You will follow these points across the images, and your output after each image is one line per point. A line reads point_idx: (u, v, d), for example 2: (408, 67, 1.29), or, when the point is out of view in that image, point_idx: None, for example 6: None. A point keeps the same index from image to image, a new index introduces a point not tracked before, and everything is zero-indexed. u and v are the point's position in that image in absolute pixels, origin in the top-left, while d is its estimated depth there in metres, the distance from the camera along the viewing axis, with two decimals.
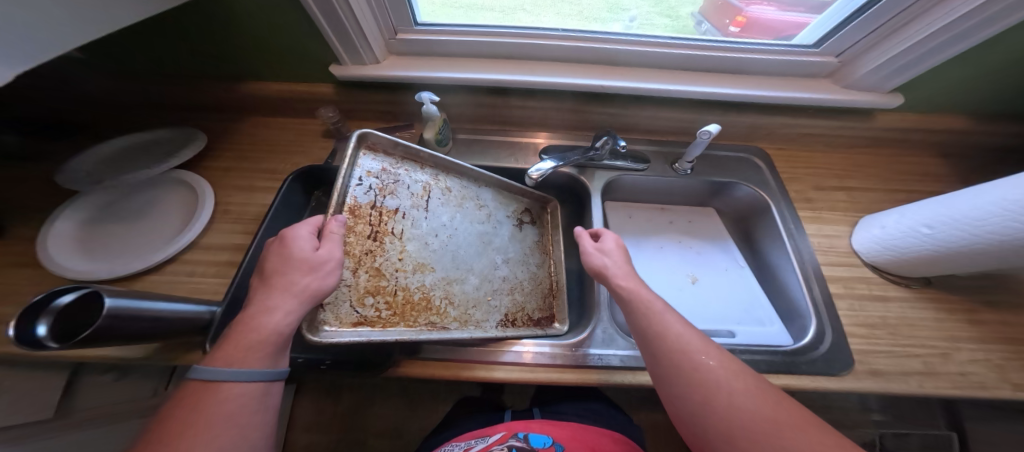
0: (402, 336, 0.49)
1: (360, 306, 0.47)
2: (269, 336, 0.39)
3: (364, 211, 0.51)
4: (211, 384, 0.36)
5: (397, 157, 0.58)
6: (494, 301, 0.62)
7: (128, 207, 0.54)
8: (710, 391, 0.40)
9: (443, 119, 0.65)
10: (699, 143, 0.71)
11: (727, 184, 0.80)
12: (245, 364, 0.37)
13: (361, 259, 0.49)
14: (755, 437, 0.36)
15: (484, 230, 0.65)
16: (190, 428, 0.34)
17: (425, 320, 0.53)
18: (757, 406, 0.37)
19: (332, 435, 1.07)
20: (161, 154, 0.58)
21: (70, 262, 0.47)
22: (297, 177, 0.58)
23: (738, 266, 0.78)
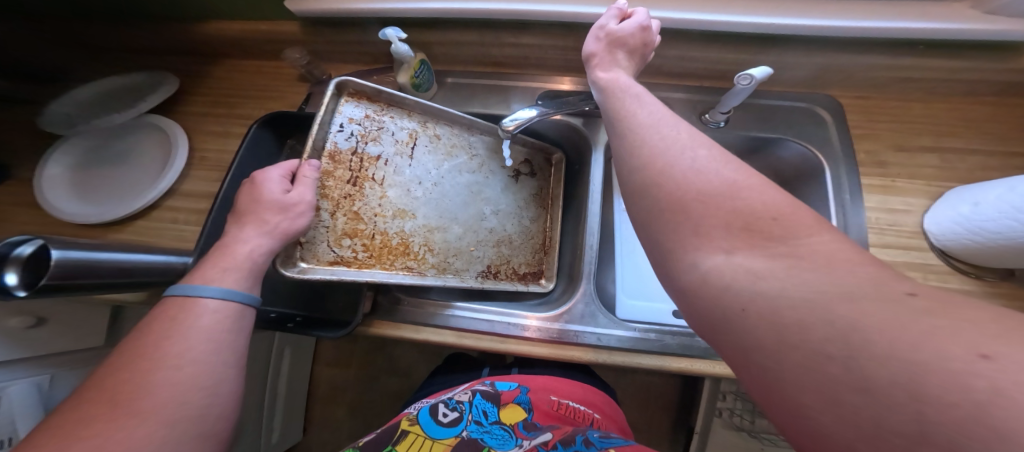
0: (375, 276, 0.50)
1: (338, 247, 0.49)
2: (242, 261, 0.41)
3: (346, 156, 0.50)
4: (186, 301, 0.38)
5: (383, 104, 0.54)
6: (476, 252, 0.60)
7: (110, 151, 0.58)
8: (671, 156, 0.30)
9: (419, 60, 0.58)
10: (738, 92, 0.56)
11: (773, 140, 0.65)
12: (228, 284, 0.40)
13: (340, 202, 0.49)
14: (708, 199, 0.27)
15: (474, 181, 0.61)
16: (165, 340, 0.35)
17: (401, 264, 0.53)
18: (728, 175, 0.28)
19: (354, 369, 1.21)
20: (133, 98, 0.59)
21: (64, 203, 0.53)
22: (264, 124, 0.56)
23: None
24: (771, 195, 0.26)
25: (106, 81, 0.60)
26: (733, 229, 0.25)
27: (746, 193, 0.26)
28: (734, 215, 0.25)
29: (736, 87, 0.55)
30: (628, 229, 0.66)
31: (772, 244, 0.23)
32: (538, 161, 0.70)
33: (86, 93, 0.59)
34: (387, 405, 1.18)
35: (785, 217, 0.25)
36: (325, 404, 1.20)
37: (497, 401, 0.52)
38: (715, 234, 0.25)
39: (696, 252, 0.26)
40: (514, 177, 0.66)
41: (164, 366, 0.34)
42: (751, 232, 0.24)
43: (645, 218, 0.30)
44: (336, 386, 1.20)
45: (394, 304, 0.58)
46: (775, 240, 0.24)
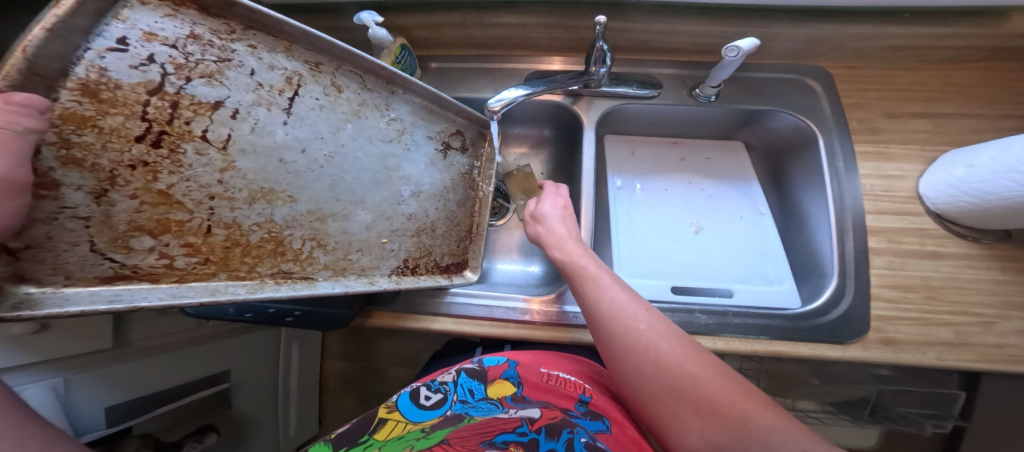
0: (221, 291, 0.32)
1: (127, 250, 0.29)
2: None
3: (139, 97, 0.30)
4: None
5: (236, 25, 0.37)
6: (388, 242, 0.46)
7: None
8: (643, 340, 0.38)
9: (399, 44, 0.56)
10: (726, 66, 0.54)
11: (765, 112, 0.63)
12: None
13: (115, 174, 0.28)
14: (678, 378, 0.35)
15: (392, 153, 0.47)
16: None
17: (269, 269, 0.36)
18: (687, 353, 0.37)
19: (358, 361, 1.20)
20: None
21: None
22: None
23: (757, 213, 0.65)
24: (727, 383, 0.35)
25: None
26: (702, 415, 0.33)
27: (714, 385, 0.34)
28: (703, 403, 0.34)
29: (724, 60, 0.52)
30: (624, 207, 0.64)
31: (735, 428, 0.32)
32: (470, 134, 0.58)
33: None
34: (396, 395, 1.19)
35: (738, 401, 0.33)
36: (337, 397, 1.20)
37: (484, 379, 0.51)
38: (691, 418, 0.34)
39: (684, 436, 0.34)
40: (440, 152, 0.53)
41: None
42: (718, 421, 0.33)
43: (637, 387, 0.37)
44: (346, 379, 1.20)
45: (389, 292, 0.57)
46: (735, 422, 0.32)
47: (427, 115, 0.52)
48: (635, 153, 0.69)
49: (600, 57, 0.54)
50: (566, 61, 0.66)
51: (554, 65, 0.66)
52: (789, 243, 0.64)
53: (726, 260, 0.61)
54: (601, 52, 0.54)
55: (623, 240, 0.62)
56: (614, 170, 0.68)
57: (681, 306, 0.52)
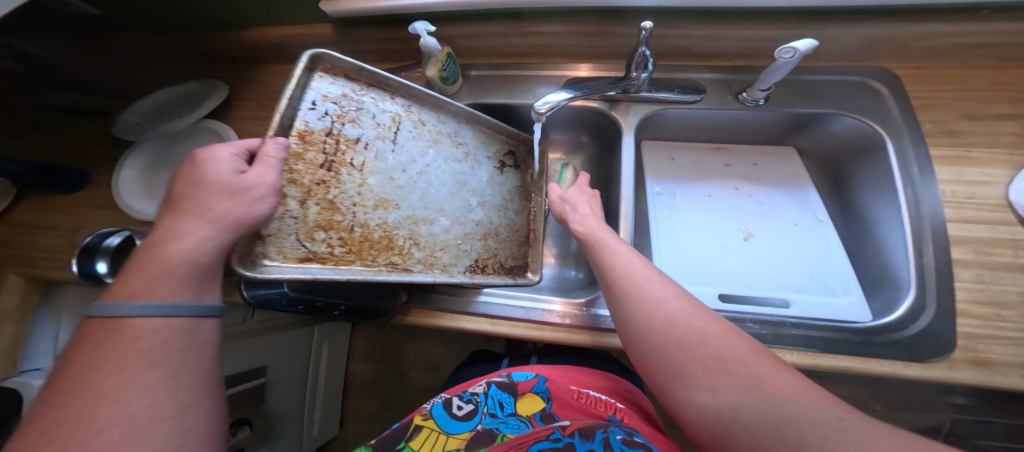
0: (358, 272, 0.42)
1: (309, 241, 0.40)
2: (181, 264, 0.34)
3: (318, 138, 0.43)
4: (112, 321, 0.31)
5: (363, 84, 0.48)
6: (464, 245, 0.55)
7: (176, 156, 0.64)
8: (652, 299, 0.38)
9: (445, 52, 0.59)
10: (779, 69, 0.50)
11: (820, 115, 0.59)
12: (161, 296, 0.32)
13: (311, 188, 0.41)
14: (684, 331, 0.34)
15: (461, 170, 0.56)
16: (100, 374, 0.28)
17: (384, 260, 0.45)
18: (695, 313, 0.36)
19: (381, 364, 1.24)
20: (193, 105, 0.66)
21: (143, 205, 0.59)
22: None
23: (815, 221, 0.61)
24: (738, 344, 0.33)
25: (165, 91, 0.67)
26: (705, 365, 0.32)
27: (722, 340, 0.33)
28: (706, 354, 0.32)
29: (776, 62, 0.49)
30: (664, 213, 0.63)
31: (741, 379, 0.30)
32: (521, 154, 0.66)
33: (149, 102, 0.66)
34: (416, 401, 1.20)
35: (745, 356, 0.32)
36: (358, 398, 1.23)
37: (514, 391, 0.51)
38: (698, 375, 0.31)
39: (686, 387, 0.32)
40: (500, 169, 0.62)
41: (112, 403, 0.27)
42: (722, 372, 0.31)
43: (649, 351, 0.36)
44: (369, 381, 1.23)
45: (419, 294, 0.58)
46: (741, 373, 0.30)
47: (478, 135, 0.60)
48: (675, 159, 0.67)
49: (642, 62, 0.53)
50: (604, 67, 0.66)
51: (584, 71, 0.66)
52: (856, 251, 0.60)
53: (781, 270, 0.57)
54: (643, 57, 0.52)
55: (664, 245, 0.60)
56: (652, 175, 0.66)
57: (730, 315, 0.50)
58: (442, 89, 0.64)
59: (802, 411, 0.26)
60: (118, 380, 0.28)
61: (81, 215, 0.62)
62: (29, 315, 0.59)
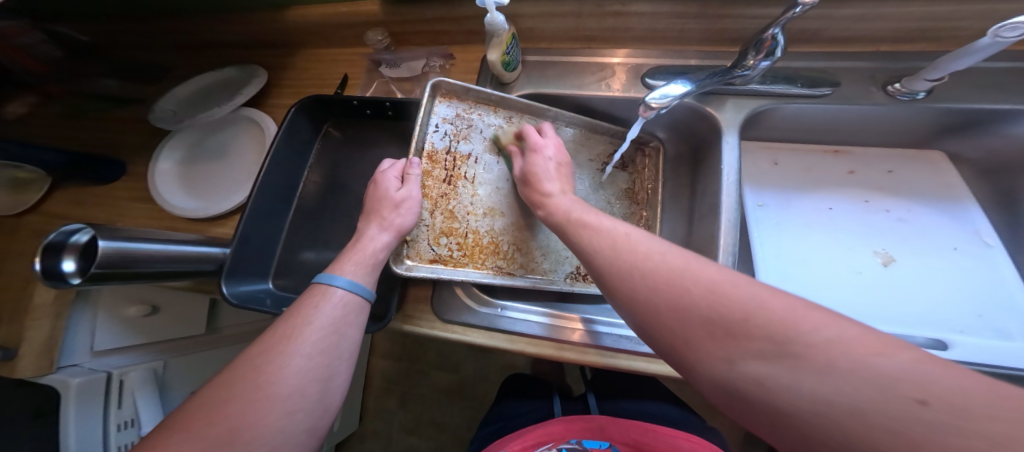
0: (470, 275, 0.51)
1: (436, 245, 0.52)
2: (366, 256, 0.43)
3: (441, 156, 0.55)
4: (325, 285, 0.39)
5: (471, 102, 0.56)
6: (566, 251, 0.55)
7: (212, 147, 0.60)
8: (638, 265, 0.30)
9: (510, 33, 0.50)
10: (985, 47, 0.36)
11: (1004, 113, 0.44)
12: (352, 276, 0.40)
13: (436, 201, 0.53)
14: (680, 297, 0.27)
15: (564, 176, 0.58)
16: (306, 325, 0.35)
17: (492, 263, 0.53)
18: (713, 289, 0.26)
19: (404, 363, 1.17)
20: (230, 92, 0.61)
21: (176, 199, 0.55)
22: (303, 107, 0.56)
23: (981, 245, 0.48)
24: (752, 291, 0.25)
25: (202, 77, 0.63)
26: (712, 333, 0.24)
27: (723, 292, 0.25)
28: (708, 319, 0.25)
29: (975, 43, 0.37)
30: (770, 226, 0.52)
31: (760, 343, 0.22)
32: (629, 151, 0.61)
33: (186, 89, 0.61)
34: (435, 401, 1.14)
35: (766, 305, 0.23)
36: (379, 396, 1.16)
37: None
38: (707, 343, 0.25)
39: (702, 362, 0.25)
40: (603, 170, 0.60)
41: (296, 354, 0.33)
42: (733, 338, 0.24)
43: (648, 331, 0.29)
44: (390, 378, 1.17)
45: (466, 312, 0.50)
46: (758, 336, 0.23)
47: (588, 132, 0.60)
48: (779, 164, 0.56)
49: (768, 47, 0.41)
50: (690, 54, 0.55)
51: (661, 57, 0.56)
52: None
53: (933, 305, 0.45)
54: (770, 41, 0.41)
55: (769, 265, 0.49)
56: (751, 182, 0.55)
57: None
58: (499, 76, 0.55)
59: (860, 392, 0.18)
60: (299, 342, 0.33)
61: (113, 207, 0.57)
62: (66, 310, 0.53)
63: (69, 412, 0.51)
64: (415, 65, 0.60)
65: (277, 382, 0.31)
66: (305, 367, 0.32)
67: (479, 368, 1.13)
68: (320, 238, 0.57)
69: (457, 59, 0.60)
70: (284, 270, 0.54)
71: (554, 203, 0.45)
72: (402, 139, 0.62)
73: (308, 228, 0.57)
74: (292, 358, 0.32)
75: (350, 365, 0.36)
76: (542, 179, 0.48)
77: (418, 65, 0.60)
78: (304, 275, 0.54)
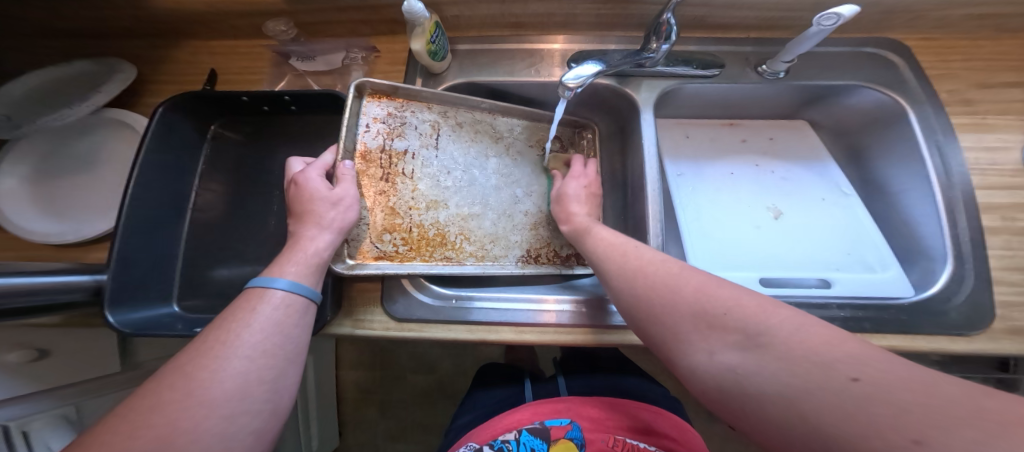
0: (417, 268, 0.51)
1: (379, 242, 0.51)
2: (309, 255, 0.40)
3: (375, 155, 0.53)
4: (262, 287, 0.36)
5: (402, 100, 0.55)
6: (513, 235, 0.57)
7: (72, 157, 0.52)
8: (648, 266, 0.36)
9: (432, 21, 0.49)
10: (814, 37, 0.45)
11: (840, 88, 0.54)
12: (293, 276, 0.38)
13: (375, 200, 0.52)
14: (671, 294, 0.32)
15: (504, 161, 0.59)
16: (244, 329, 0.32)
17: (440, 255, 0.53)
18: (703, 291, 0.31)
19: (370, 371, 1.13)
20: (84, 90, 0.52)
21: (32, 222, 0.47)
22: (173, 107, 0.50)
23: (841, 194, 0.58)
24: (735, 294, 0.30)
25: (46, 74, 0.53)
26: (698, 325, 0.29)
27: (712, 292, 0.30)
28: (695, 312, 0.30)
29: (807, 32, 0.45)
30: (689, 193, 0.58)
31: (735, 334, 0.27)
32: (566, 134, 0.64)
33: (24, 89, 0.52)
34: (415, 405, 1.12)
35: (742, 304, 0.28)
36: (351, 410, 1.12)
37: (547, 438, 0.53)
38: (697, 332, 0.29)
39: (689, 352, 0.29)
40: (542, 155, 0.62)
41: (235, 357, 0.30)
42: (714, 328, 0.28)
43: (644, 326, 0.34)
44: (363, 389, 1.12)
45: (420, 307, 0.49)
46: (734, 329, 0.27)
47: (523, 120, 0.61)
48: (691, 136, 0.62)
49: (664, 31, 0.45)
50: (609, 39, 0.58)
51: (582, 44, 0.58)
52: (879, 216, 0.58)
53: (815, 249, 0.54)
54: (666, 26, 0.45)
55: (692, 230, 0.55)
56: (670, 155, 0.61)
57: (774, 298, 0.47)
58: (428, 65, 0.53)
59: (806, 374, 0.22)
60: (236, 344, 0.31)
61: None
62: None
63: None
64: (334, 57, 0.56)
65: (212, 387, 0.28)
66: (246, 369, 0.30)
67: (456, 367, 1.13)
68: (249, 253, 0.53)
69: (382, 51, 0.57)
70: (190, 290, 0.50)
71: (576, 220, 0.49)
72: (329, 137, 0.58)
73: (214, 238, 0.53)
74: (229, 360, 0.30)
75: (296, 368, 0.34)
76: (567, 200, 0.52)
77: (338, 57, 0.56)
78: (213, 294, 0.51)
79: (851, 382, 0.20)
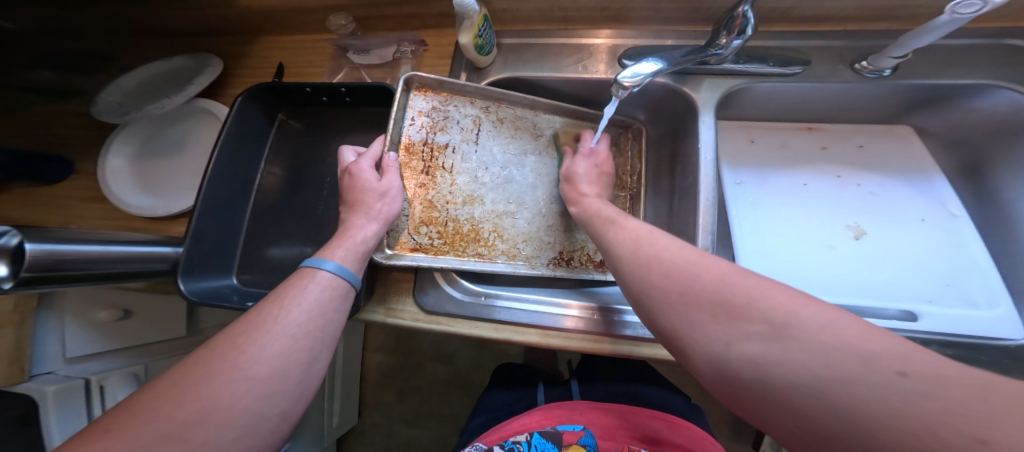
0: (451, 262, 0.51)
1: (416, 234, 0.51)
2: (356, 242, 0.41)
3: (418, 148, 0.54)
4: (310, 268, 0.38)
5: (446, 95, 0.55)
6: (549, 236, 0.55)
7: (166, 141, 0.58)
8: (657, 252, 0.32)
9: (482, 14, 0.48)
10: (944, 26, 0.38)
11: (966, 88, 0.45)
12: (341, 260, 0.39)
13: (415, 192, 0.53)
14: (686, 283, 0.28)
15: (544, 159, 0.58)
16: (291, 306, 0.34)
17: (473, 251, 0.52)
18: (722, 276, 0.27)
19: (398, 355, 1.17)
20: (180, 84, 0.58)
21: (132, 197, 0.53)
22: (251, 96, 0.53)
23: (945, 215, 0.50)
24: (763, 282, 0.25)
25: (148, 67, 0.59)
26: (715, 315, 0.25)
27: (731, 280, 0.26)
28: (714, 298, 0.26)
29: (934, 20, 0.38)
30: (746, 202, 0.53)
31: (758, 325, 0.23)
32: (610, 133, 0.61)
33: (131, 80, 0.58)
34: (433, 393, 1.14)
35: (767, 293, 0.24)
36: (378, 390, 1.16)
37: (559, 442, 0.51)
38: (711, 323, 0.25)
39: (701, 341, 0.25)
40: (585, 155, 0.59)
41: (280, 333, 0.31)
42: (733, 319, 0.24)
43: (652, 313, 0.30)
44: (385, 372, 1.16)
45: (449, 301, 0.49)
46: (758, 319, 0.23)
47: (564, 117, 0.59)
48: (755, 141, 0.56)
49: (738, 25, 0.41)
50: (667, 33, 0.54)
51: (637, 38, 0.55)
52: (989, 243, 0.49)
53: (902, 275, 0.47)
54: (740, 19, 0.40)
55: (747, 243, 0.50)
56: (727, 160, 0.56)
57: None
58: (473, 59, 0.53)
59: (845, 366, 0.19)
60: (282, 321, 0.32)
61: (66, 209, 0.54)
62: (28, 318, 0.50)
63: (48, 420, 0.47)
64: (386, 52, 0.58)
65: (256, 360, 0.29)
66: (289, 346, 0.31)
67: (480, 361, 1.13)
68: (296, 236, 0.56)
69: (429, 45, 0.58)
70: (247, 266, 0.54)
71: (588, 202, 0.47)
72: (374, 128, 0.59)
73: (268, 220, 0.57)
74: (274, 335, 0.31)
75: (331, 351, 0.35)
76: (578, 180, 0.50)
77: (389, 53, 0.58)
78: (270, 271, 0.54)
79: (897, 377, 0.17)
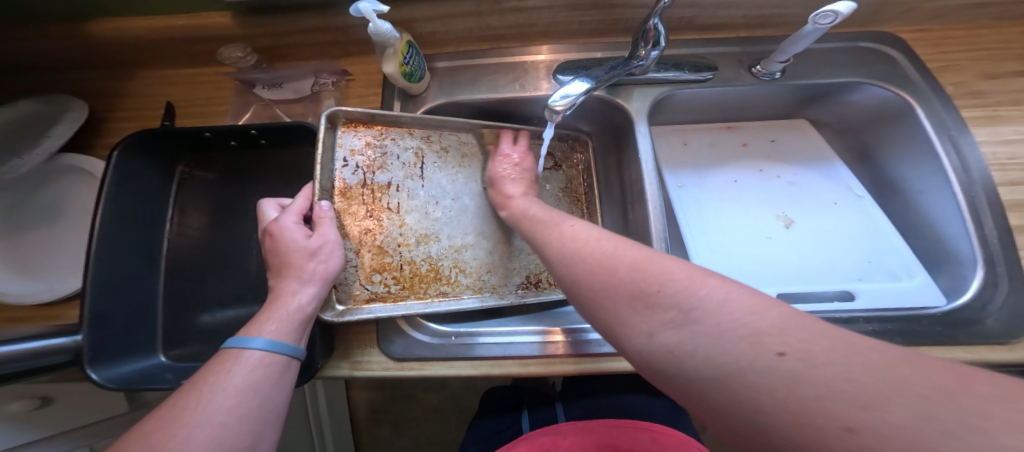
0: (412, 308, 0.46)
1: (369, 284, 0.46)
2: (290, 313, 0.35)
3: (356, 191, 0.49)
4: (231, 348, 0.32)
5: (380, 128, 0.51)
6: (514, 261, 0.53)
7: (35, 206, 0.47)
8: (580, 249, 0.31)
9: (405, 41, 0.45)
10: (811, 35, 0.42)
11: (841, 86, 0.51)
12: (273, 334, 0.33)
13: (360, 239, 0.47)
14: (607, 276, 0.27)
15: None
16: (213, 395, 0.28)
17: (435, 291, 0.49)
18: (636, 265, 0.26)
19: (384, 391, 1.06)
20: (36, 134, 0.47)
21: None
22: (132, 148, 0.44)
23: (854, 196, 0.55)
24: (668, 265, 0.25)
25: None
26: (634, 306, 0.25)
27: (644, 267, 0.26)
28: (632, 291, 0.25)
29: (802, 30, 0.42)
30: (693, 204, 0.54)
31: (669, 312, 0.23)
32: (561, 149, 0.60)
33: None
34: (430, 424, 1.06)
35: (672, 275, 0.24)
36: (370, 428, 1.05)
37: None
38: (637, 315, 0.24)
39: (626, 335, 0.25)
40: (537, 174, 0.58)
41: (199, 427, 0.26)
42: (648, 309, 0.24)
43: (582, 306, 0.29)
44: (372, 413, 1.06)
45: (420, 346, 0.44)
46: (668, 306, 0.23)
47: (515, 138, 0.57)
48: (689, 143, 0.58)
49: (653, 37, 0.42)
50: (595, 46, 0.55)
51: (568, 51, 0.55)
52: (896, 219, 0.54)
53: (836, 256, 0.51)
54: (653, 31, 0.42)
55: (702, 244, 0.51)
56: (669, 166, 0.57)
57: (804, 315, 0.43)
58: (404, 87, 0.49)
59: (736, 353, 0.19)
60: (203, 413, 0.27)
61: None
62: None
63: None
64: (302, 82, 0.52)
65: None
66: (214, 440, 0.26)
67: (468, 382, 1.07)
68: (230, 295, 0.49)
69: (353, 74, 0.54)
70: (175, 339, 0.46)
71: (515, 204, 0.47)
72: (303, 169, 0.53)
73: (191, 287, 0.49)
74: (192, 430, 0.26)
75: (272, 435, 0.30)
76: (502, 183, 0.50)
77: (306, 83, 0.52)
78: (205, 339, 0.46)
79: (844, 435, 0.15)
